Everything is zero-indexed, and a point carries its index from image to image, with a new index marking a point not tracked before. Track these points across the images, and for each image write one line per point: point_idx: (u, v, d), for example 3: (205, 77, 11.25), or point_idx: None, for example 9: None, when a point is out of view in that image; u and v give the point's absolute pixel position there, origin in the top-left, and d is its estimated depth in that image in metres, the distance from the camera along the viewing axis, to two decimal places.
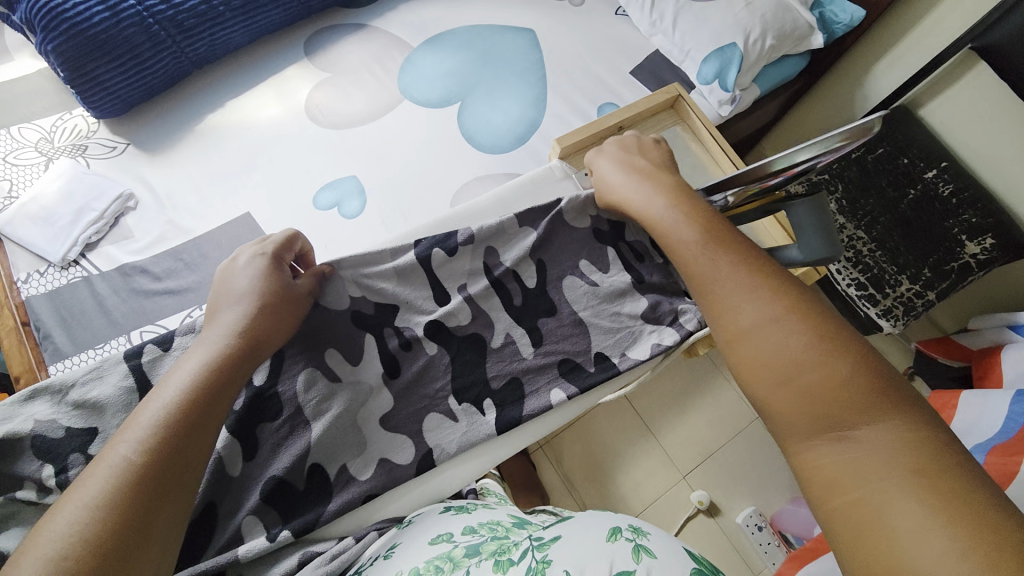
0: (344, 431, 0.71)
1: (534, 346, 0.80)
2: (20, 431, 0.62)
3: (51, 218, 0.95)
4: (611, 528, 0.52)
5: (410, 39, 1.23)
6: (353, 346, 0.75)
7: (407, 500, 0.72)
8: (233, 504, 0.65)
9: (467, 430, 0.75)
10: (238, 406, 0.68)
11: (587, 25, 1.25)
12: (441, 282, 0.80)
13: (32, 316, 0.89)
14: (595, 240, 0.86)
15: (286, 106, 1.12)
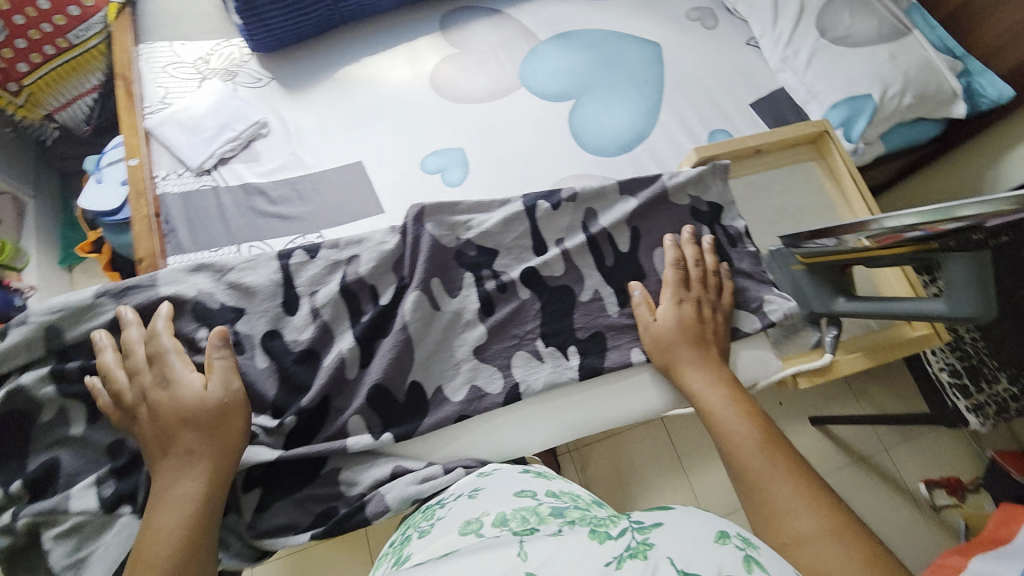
0: (440, 358, 0.77)
1: (620, 305, 0.81)
2: (186, 294, 0.74)
3: (197, 128, 1.07)
4: (718, 530, 0.49)
5: (539, 31, 1.26)
6: (454, 280, 0.80)
7: (482, 432, 0.76)
8: (344, 401, 0.74)
9: (551, 371, 0.78)
10: (365, 319, 0.77)
11: (719, 48, 1.24)
12: (541, 232, 0.84)
13: (163, 210, 1.00)
14: (691, 218, 0.86)
15: (413, 72, 1.19)
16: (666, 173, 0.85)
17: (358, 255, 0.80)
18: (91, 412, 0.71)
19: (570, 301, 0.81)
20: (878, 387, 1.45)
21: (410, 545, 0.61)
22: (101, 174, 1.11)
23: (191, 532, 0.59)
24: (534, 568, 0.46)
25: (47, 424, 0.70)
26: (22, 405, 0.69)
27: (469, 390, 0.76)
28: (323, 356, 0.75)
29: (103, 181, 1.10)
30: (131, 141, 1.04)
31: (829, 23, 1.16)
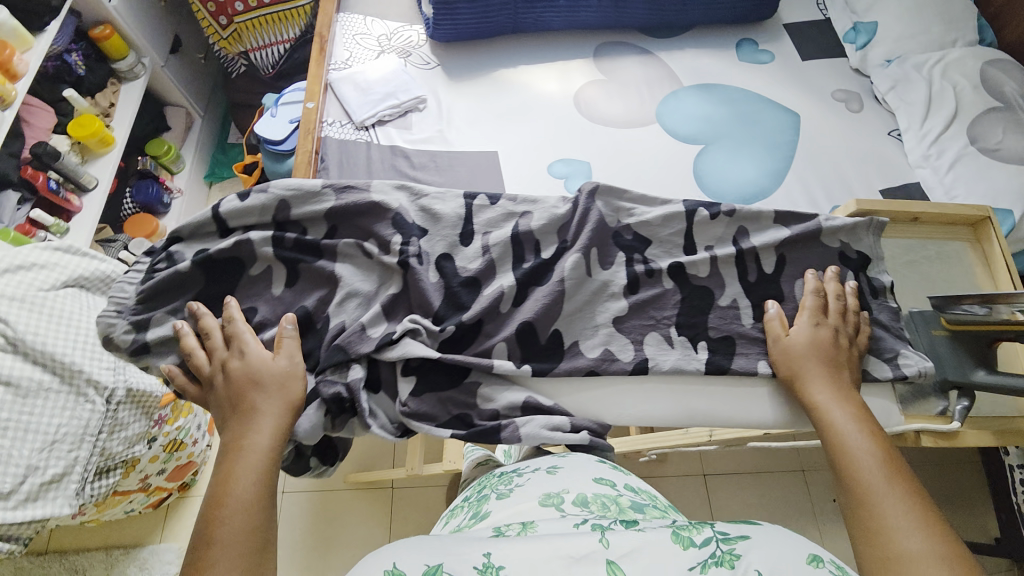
0: (577, 318, 0.80)
1: (755, 319, 0.82)
2: (391, 204, 0.79)
3: (367, 90, 1.20)
4: (810, 553, 0.53)
5: (683, 78, 1.33)
6: (608, 254, 0.83)
7: (604, 393, 0.78)
8: (494, 328, 0.77)
9: (680, 357, 0.79)
10: (526, 265, 0.80)
11: (861, 130, 1.26)
12: (694, 236, 0.85)
13: (322, 150, 1.14)
14: (838, 261, 0.85)
15: (562, 88, 1.29)
16: (824, 214, 0.85)
17: (531, 210, 0.84)
18: (289, 278, 0.77)
19: (708, 302, 0.82)
20: (943, 512, 1.33)
21: (488, 503, 0.72)
22: (275, 109, 1.27)
23: (263, 485, 0.62)
24: (615, 558, 0.53)
25: (249, 278, 0.76)
26: (239, 254, 0.76)
27: (603, 351, 0.79)
28: (484, 286, 0.79)
29: (276, 115, 1.26)
30: (312, 88, 1.19)
31: (980, 134, 1.17)
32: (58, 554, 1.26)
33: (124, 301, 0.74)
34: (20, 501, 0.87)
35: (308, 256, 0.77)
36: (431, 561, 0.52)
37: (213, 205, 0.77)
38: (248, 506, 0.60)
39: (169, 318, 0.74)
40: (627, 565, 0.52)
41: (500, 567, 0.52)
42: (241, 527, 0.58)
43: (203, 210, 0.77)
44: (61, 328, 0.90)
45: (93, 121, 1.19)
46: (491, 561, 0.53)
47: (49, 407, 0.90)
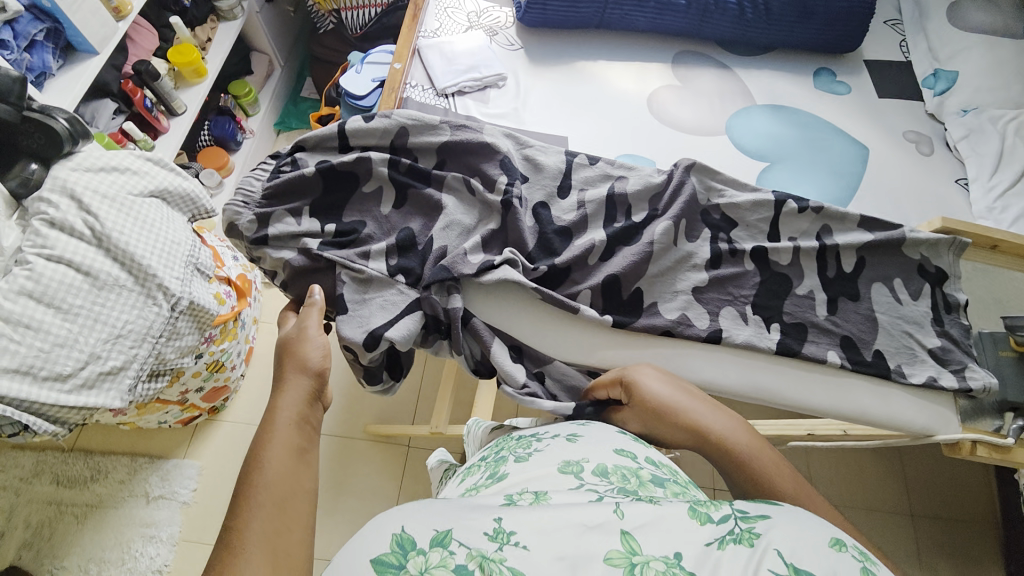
0: (658, 281, 0.82)
1: (828, 311, 0.83)
2: (500, 147, 0.82)
3: (452, 60, 1.24)
4: (832, 535, 0.46)
5: (757, 96, 1.35)
6: (695, 227, 0.85)
7: (679, 354, 0.80)
8: (581, 277, 0.81)
9: (753, 334, 0.81)
10: (616, 225, 0.83)
11: (931, 170, 1.26)
12: (780, 226, 0.86)
13: (401, 109, 1.18)
14: (916, 272, 0.86)
15: (638, 86, 1.32)
16: (909, 226, 0.86)
17: (628, 177, 0.86)
18: (398, 198, 0.80)
19: (785, 288, 0.84)
20: (944, 563, 1.31)
21: (506, 464, 0.64)
22: (361, 66, 1.32)
23: (294, 444, 0.60)
24: (631, 528, 0.46)
25: (359, 194, 0.80)
26: (356, 169, 0.79)
27: (681, 315, 0.81)
28: (575, 237, 0.82)
29: (360, 72, 1.31)
30: (401, 50, 1.24)
31: None
32: (83, 454, 1.31)
33: (251, 194, 0.79)
34: (76, 386, 0.86)
35: (417, 182, 0.81)
36: (438, 527, 0.47)
37: (340, 121, 0.81)
38: (281, 457, 0.58)
39: (286, 216, 0.78)
40: (642, 537, 0.46)
41: (512, 533, 0.46)
42: (275, 474, 0.56)
43: (331, 125, 0.81)
44: (144, 234, 0.93)
45: (191, 52, 1.25)
46: (502, 527, 0.47)
47: (118, 304, 0.90)
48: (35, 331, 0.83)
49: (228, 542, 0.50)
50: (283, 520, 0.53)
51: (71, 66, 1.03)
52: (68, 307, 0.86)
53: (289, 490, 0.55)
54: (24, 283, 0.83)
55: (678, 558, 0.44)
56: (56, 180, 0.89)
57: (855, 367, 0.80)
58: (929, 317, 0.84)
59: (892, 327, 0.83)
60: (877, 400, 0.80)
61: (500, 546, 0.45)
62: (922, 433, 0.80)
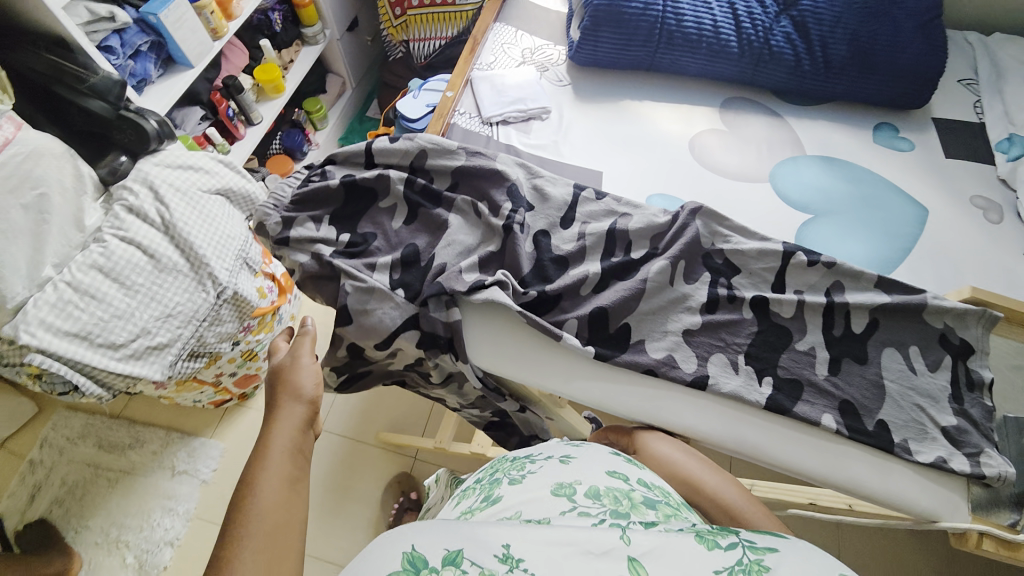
0: (646, 317, 0.81)
1: (829, 371, 0.78)
2: (508, 174, 0.86)
3: (501, 92, 1.31)
4: (841, 571, 0.45)
5: (807, 146, 1.31)
6: (693, 269, 0.84)
7: (658, 395, 0.78)
8: (569, 305, 0.82)
9: (741, 385, 0.77)
10: (614, 259, 0.84)
11: (985, 238, 1.16)
12: (785, 277, 0.83)
13: (447, 135, 1.26)
14: (936, 343, 0.79)
15: (683, 128, 1.33)
16: (933, 292, 0.80)
17: (630, 216, 0.87)
18: (409, 214, 0.85)
19: (784, 342, 0.80)
20: None
21: (499, 486, 0.64)
22: (419, 92, 1.42)
23: (289, 473, 0.64)
24: (638, 555, 0.46)
25: (375, 209, 0.86)
26: (374, 185, 0.86)
27: (666, 355, 0.79)
28: (571, 266, 0.84)
29: (417, 98, 1.41)
30: (456, 80, 1.33)
31: None
32: (127, 422, 1.44)
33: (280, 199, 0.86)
34: (125, 356, 0.96)
35: (428, 201, 0.85)
36: (450, 546, 0.48)
37: (368, 140, 0.89)
38: (277, 488, 0.61)
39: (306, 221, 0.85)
40: (649, 565, 0.45)
41: (520, 560, 0.46)
42: (269, 503, 0.59)
43: (361, 144, 0.89)
44: (206, 229, 1.05)
45: (274, 71, 1.41)
46: (511, 552, 0.47)
47: (173, 287, 1.00)
48: (99, 302, 0.93)
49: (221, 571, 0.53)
50: (275, 551, 0.56)
51: (167, 75, 1.20)
52: (130, 284, 0.96)
53: (283, 522, 0.58)
54: (97, 258, 0.94)
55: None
56: (138, 172, 1.01)
57: (851, 434, 0.74)
58: (947, 392, 0.77)
59: (901, 398, 0.77)
60: (876, 473, 0.74)
61: (511, 567, 0.46)
62: (925, 517, 0.73)
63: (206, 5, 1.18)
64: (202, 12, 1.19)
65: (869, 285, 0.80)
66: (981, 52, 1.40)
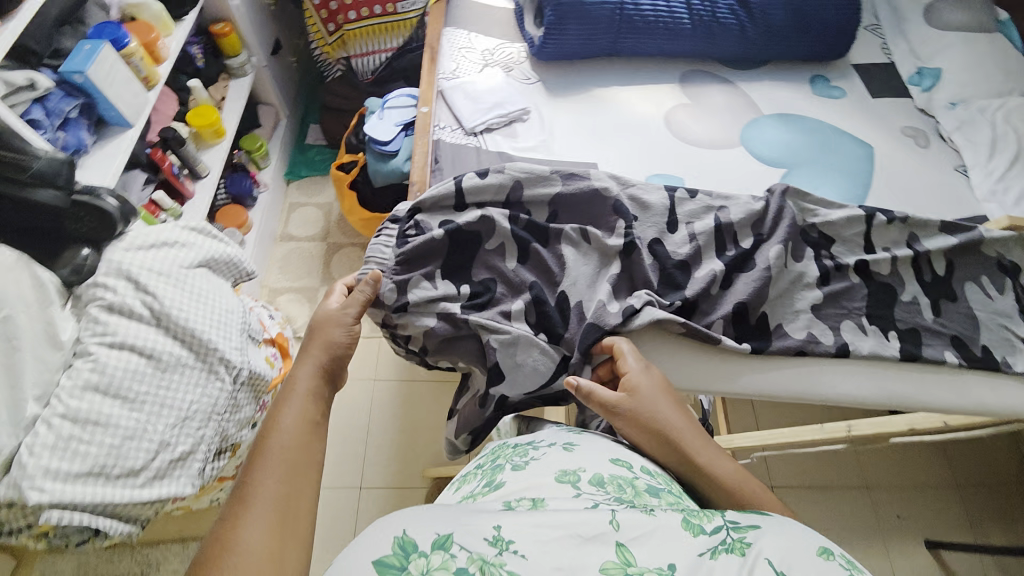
0: (778, 303, 0.86)
1: (934, 314, 0.87)
2: (609, 192, 0.87)
3: (477, 99, 1.27)
4: (819, 544, 0.46)
5: (762, 107, 1.41)
6: (800, 250, 0.89)
7: (808, 368, 0.83)
8: (708, 307, 0.84)
9: (855, 343, 0.84)
10: (729, 253, 0.87)
11: (927, 162, 1.34)
12: (874, 241, 0.91)
13: (435, 151, 1.20)
14: (998, 270, 0.90)
15: (654, 107, 1.37)
16: (984, 227, 0.90)
17: (729, 206, 0.89)
18: (521, 252, 0.84)
19: (893, 297, 0.88)
20: (994, 527, 1.35)
21: (502, 472, 0.64)
22: (382, 112, 1.34)
23: (307, 420, 0.65)
24: (626, 540, 0.46)
25: (484, 251, 0.84)
26: (479, 228, 0.83)
27: (807, 334, 0.84)
28: (693, 268, 0.86)
29: (382, 118, 1.33)
30: (426, 94, 1.27)
31: None
32: (128, 549, 1.24)
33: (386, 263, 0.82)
34: (148, 479, 0.82)
35: (538, 236, 0.85)
36: (439, 531, 0.46)
37: (457, 179, 0.85)
38: (292, 432, 0.63)
39: (422, 282, 0.81)
40: (638, 549, 0.46)
41: (510, 541, 0.45)
42: (287, 444, 0.62)
43: (449, 185, 0.85)
44: (201, 308, 0.91)
45: (210, 113, 1.25)
46: (501, 534, 0.46)
47: (182, 384, 0.87)
48: (105, 428, 0.79)
49: (243, 494, 0.56)
50: (292, 484, 0.58)
51: (103, 140, 1.01)
52: (134, 396, 0.82)
53: (299, 462, 0.61)
54: (89, 377, 0.80)
55: (672, 569, 0.44)
56: (110, 262, 0.88)
57: (970, 364, 0.84)
58: (1018, 308, 0.88)
59: (990, 322, 0.87)
60: (991, 390, 0.84)
61: (500, 551, 0.45)
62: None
63: (134, 51, 1.02)
64: (131, 61, 1.03)
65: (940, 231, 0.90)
66: (880, 3, 1.61)
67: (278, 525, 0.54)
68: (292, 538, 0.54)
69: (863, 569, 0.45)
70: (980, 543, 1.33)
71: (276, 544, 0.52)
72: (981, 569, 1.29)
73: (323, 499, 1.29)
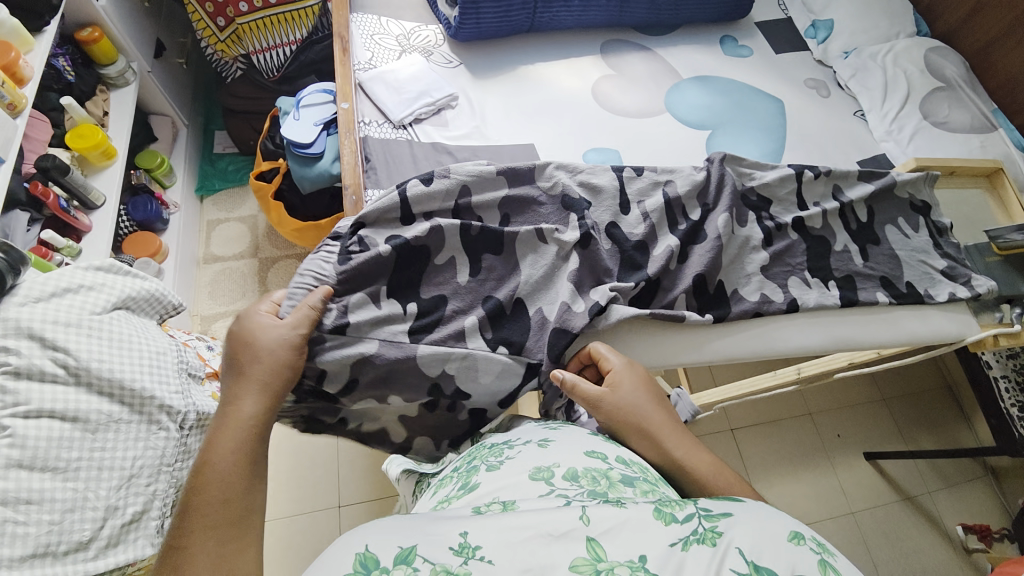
0: (732, 269, 0.90)
1: (863, 258, 0.96)
2: (558, 185, 0.88)
3: (400, 89, 1.20)
4: (790, 529, 0.45)
5: (682, 72, 1.45)
6: (743, 215, 0.93)
7: (765, 326, 0.89)
8: (670, 283, 0.87)
9: (818, 297, 0.91)
10: (681, 228, 0.90)
11: (832, 110, 1.44)
12: (805, 198, 0.98)
13: (365, 149, 1.12)
14: (910, 209, 1.01)
15: (580, 81, 1.37)
16: (896, 172, 1.01)
17: (675, 180, 0.93)
18: (472, 264, 0.82)
19: (827, 249, 0.95)
20: (924, 434, 1.56)
21: (477, 473, 0.65)
22: (298, 112, 1.23)
23: (243, 466, 0.60)
24: (597, 535, 0.45)
25: (433, 266, 0.81)
26: (428, 242, 0.80)
27: (760, 295, 0.89)
28: (652, 247, 0.88)
29: (299, 119, 1.22)
30: (345, 88, 1.17)
31: (930, 110, 1.37)
32: None
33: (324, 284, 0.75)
34: (101, 548, 0.74)
35: (491, 242, 0.83)
36: (403, 543, 0.44)
37: (401, 190, 0.81)
38: (233, 479, 0.58)
39: (364, 303, 0.76)
40: (608, 543, 0.44)
41: (478, 547, 0.44)
42: (226, 493, 0.57)
43: (393, 196, 0.81)
44: (127, 354, 0.81)
45: (95, 133, 1.10)
46: (467, 541, 0.45)
47: (121, 440, 0.78)
48: (40, 504, 0.69)
49: (180, 552, 0.52)
50: (235, 537, 0.54)
51: None
52: (66, 465, 0.72)
53: (240, 512, 0.56)
54: (9, 454, 0.69)
55: (643, 562, 0.43)
56: (6, 321, 0.74)
57: (898, 301, 0.94)
58: (931, 243, 1.00)
59: (911, 259, 0.98)
60: (919, 321, 0.94)
61: (466, 559, 0.43)
62: (956, 338, 0.96)
63: None
64: None
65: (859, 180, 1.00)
66: None
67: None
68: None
69: (832, 551, 0.44)
70: (909, 445, 1.53)
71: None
72: (915, 469, 1.49)
73: (303, 529, 1.23)
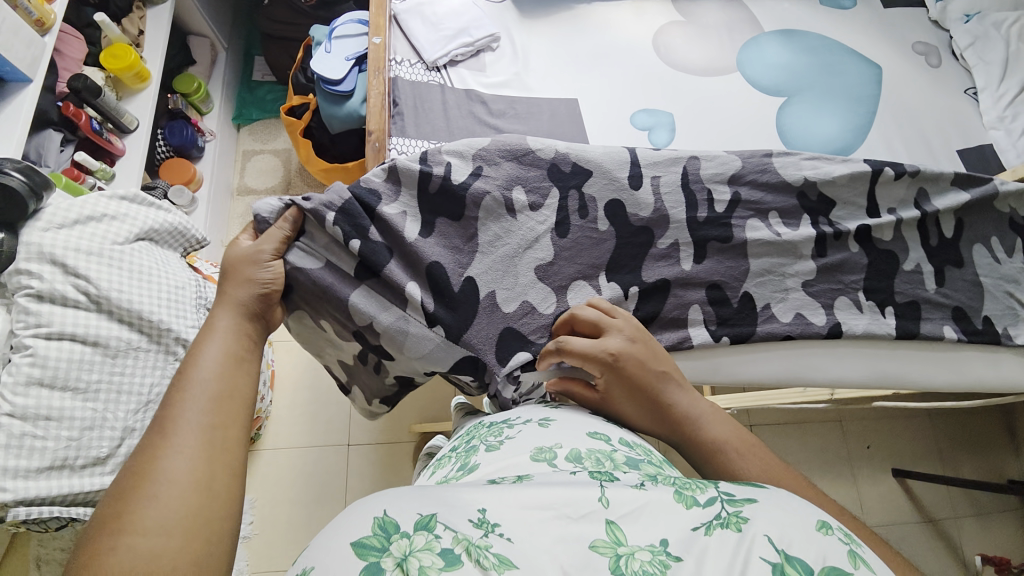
0: (767, 278, 0.81)
1: (937, 284, 0.83)
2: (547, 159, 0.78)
3: (438, 24, 1.09)
4: (817, 518, 0.41)
5: (763, 23, 1.24)
6: (795, 214, 0.83)
7: (796, 352, 0.80)
8: (695, 288, 0.80)
9: (871, 322, 0.81)
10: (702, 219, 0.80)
11: (938, 84, 1.21)
12: (876, 197, 0.84)
13: (392, 91, 1.04)
14: (1009, 228, 0.87)
15: (643, 28, 1.20)
16: (1000, 179, 0.86)
17: (702, 158, 0.82)
18: (426, 224, 0.74)
19: (894, 267, 0.83)
20: (966, 459, 1.43)
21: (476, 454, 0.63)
22: (329, 44, 1.16)
23: (227, 374, 0.58)
24: (615, 517, 0.42)
25: (381, 217, 0.72)
26: (379, 190, 0.73)
27: (796, 316, 0.80)
28: (657, 236, 0.80)
29: (331, 51, 1.15)
30: (378, 20, 1.08)
31: None
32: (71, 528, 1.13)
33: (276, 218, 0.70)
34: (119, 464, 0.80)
35: (451, 203, 0.75)
36: (421, 512, 0.41)
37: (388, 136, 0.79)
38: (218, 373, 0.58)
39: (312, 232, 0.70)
40: (629, 526, 0.41)
41: (497, 524, 0.40)
42: (206, 400, 0.55)
43: None
44: (143, 286, 0.83)
45: (127, 53, 1.08)
46: (486, 517, 0.41)
47: (137, 366, 0.82)
48: (59, 421, 0.75)
49: (163, 431, 0.52)
50: (219, 439, 0.53)
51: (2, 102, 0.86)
52: (86, 386, 0.77)
53: (226, 411, 0.55)
54: (31, 371, 0.74)
55: (664, 546, 0.39)
56: (29, 245, 0.77)
57: (969, 338, 0.83)
58: None
59: (995, 289, 0.85)
60: (988, 365, 0.83)
61: (486, 532, 0.39)
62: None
63: None
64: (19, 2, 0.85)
65: (951, 186, 0.85)
66: None
67: (204, 467, 0.50)
68: (219, 480, 0.50)
69: (863, 541, 0.40)
70: (945, 468, 1.42)
71: (204, 483, 0.49)
72: (947, 495, 1.39)
73: (314, 462, 1.31)
